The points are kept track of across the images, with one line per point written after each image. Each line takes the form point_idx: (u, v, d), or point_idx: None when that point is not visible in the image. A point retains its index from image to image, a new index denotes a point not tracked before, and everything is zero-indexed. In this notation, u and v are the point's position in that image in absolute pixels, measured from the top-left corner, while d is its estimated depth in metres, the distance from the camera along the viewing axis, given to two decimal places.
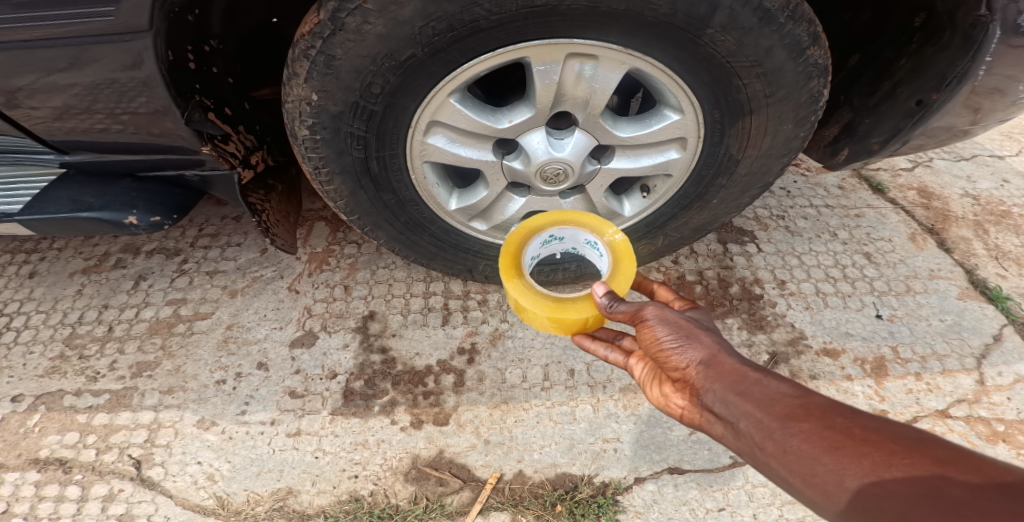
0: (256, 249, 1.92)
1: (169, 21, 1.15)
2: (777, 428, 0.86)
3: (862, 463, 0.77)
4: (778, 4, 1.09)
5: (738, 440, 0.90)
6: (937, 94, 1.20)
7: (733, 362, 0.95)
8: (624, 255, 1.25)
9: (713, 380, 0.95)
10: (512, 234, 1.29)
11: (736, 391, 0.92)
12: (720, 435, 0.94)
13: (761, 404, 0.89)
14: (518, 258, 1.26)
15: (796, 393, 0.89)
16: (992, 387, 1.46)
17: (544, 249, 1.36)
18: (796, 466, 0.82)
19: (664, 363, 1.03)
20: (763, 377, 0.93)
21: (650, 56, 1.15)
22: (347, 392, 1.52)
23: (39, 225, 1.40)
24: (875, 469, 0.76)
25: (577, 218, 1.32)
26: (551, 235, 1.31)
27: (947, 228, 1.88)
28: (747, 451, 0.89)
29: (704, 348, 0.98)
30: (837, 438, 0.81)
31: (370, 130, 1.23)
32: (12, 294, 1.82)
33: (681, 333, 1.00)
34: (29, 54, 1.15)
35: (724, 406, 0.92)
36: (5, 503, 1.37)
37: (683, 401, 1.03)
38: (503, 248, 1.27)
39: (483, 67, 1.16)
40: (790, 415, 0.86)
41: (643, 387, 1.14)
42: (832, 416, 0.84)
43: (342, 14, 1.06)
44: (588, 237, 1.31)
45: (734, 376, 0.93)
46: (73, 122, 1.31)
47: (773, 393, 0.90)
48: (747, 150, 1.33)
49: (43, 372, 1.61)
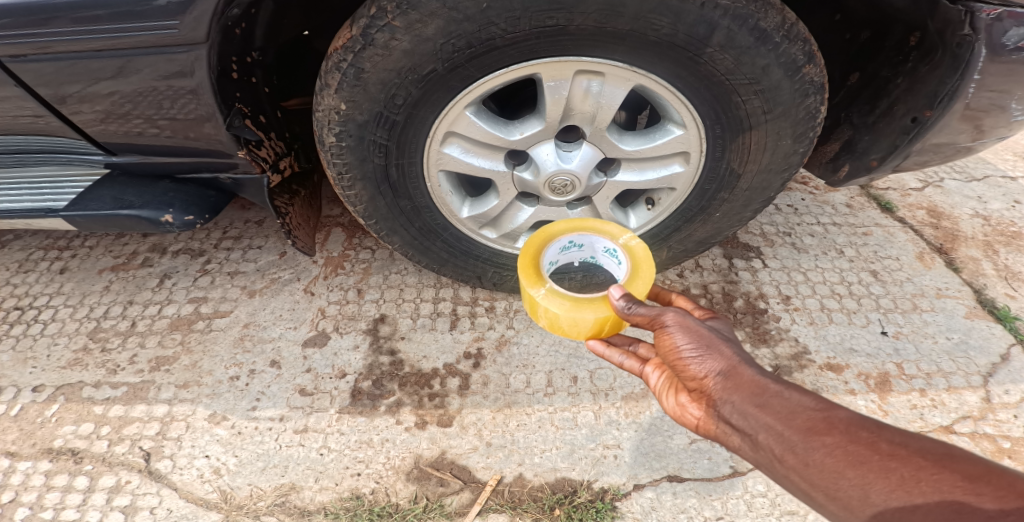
0: (276, 253, 1.99)
1: (221, 33, 1.24)
2: (799, 441, 0.85)
3: (888, 478, 0.76)
4: (772, 25, 1.14)
5: (757, 452, 0.90)
6: (929, 112, 1.26)
7: (752, 374, 0.95)
8: (640, 261, 1.28)
9: (731, 392, 0.95)
10: (533, 238, 1.35)
11: (756, 404, 0.91)
12: (737, 447, 0.94)
13: (782, 417, 0.88)
14: (537, 261, 1.31)
15: (819, 406, 0.88)
16: (998, 404, 1.45)
17: (562, 256, 1.41)
18: (818, 480, 0.81)
19: (681, 372, 1.03)
20: (783, 389, 0.92)
21: (653, 73, 1.21)
22: (355, 392, 1.56)
23: (82, 221, 1.50)
24: (902, 485, 0.75)
25: (596, 226, 1.38)
26: (570, 241, 1.36)
27: (956, 247, 1.89)
28: (766, 464, 0.89)
29: (724, 359, 0.98)
30: (862, 452, 0.80)
31: (391, 139, 1.30)
32: (43, 288, 1.91)
33: (701, 343, 1.00)
34: (84, 64, 1.26)
35: (743, 418, 0.92)
36: (15, 492, 1.40)
37: (699, 412, 1.03)
38: (524, 251, 1.32)
39: (498, 82, 1.23)
40: (812, 428, 0.85)
41: (659, 395, 1.15)
42: (857, 431, 0.83)
43: (372, 31, 1.14)
44: (605, 245, 1.35)
45: (753, 388, 0.93)
46: (115, 126, 1.41)
47: (795, 406, 0.89)
48: (747, 164, 1.37)
49: (66, 363, 1.68)
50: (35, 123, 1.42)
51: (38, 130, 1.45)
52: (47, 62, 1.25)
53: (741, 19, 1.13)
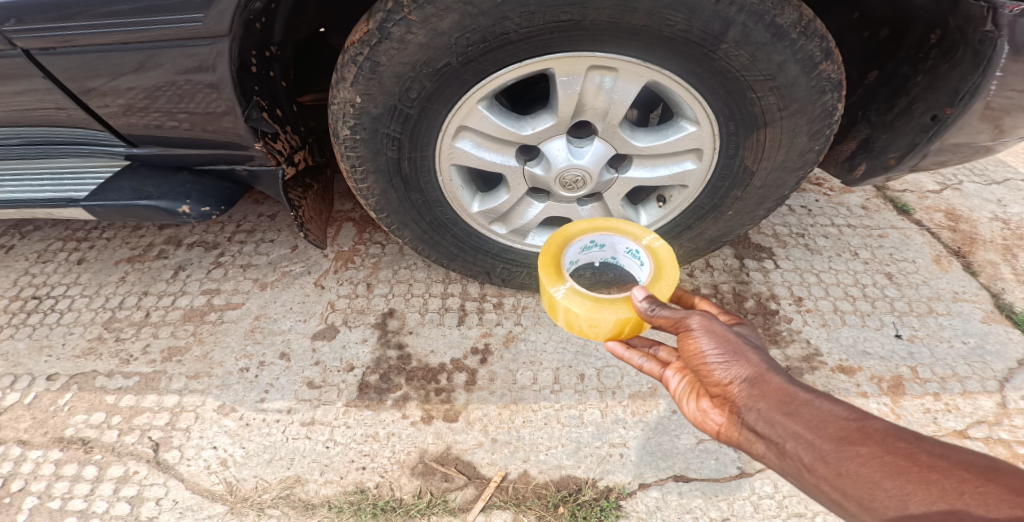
0: (288, 247, 2.01)
1: (242, 27, 1.25)
2: (831, 450, 0.83)
3: (929, 490, 0.74)
4: (789, 21, 1.14)
5: (783, 460, 0.88)
6: (949, 109, 1.25)
7: (780, 382, 0.93)
8: (664, 263, 1.27)
9: (757, 398, 0.93)
10: (554, 237, 1.35)
11: (784, 411, 0.90)
12: (760, 455, 0.92)
13: (811, 426, 0.87)
14: (558, 259, 1.31)
15: (852, 416, 0.86)
16: (1014, 409, 1.42)
17: (583, 255, 1.40)
18: (852, 490, 0.80)
19: (705, 377, 1.02)
20: (814, 398, 0.90)
21: (666, 69, 1.21)
22: (362, 386, 1.56)
23: (102, 211, 1.53)
24: (943, 497, 0.73)
25: (618, 226, 1.38)
26: (591, 240, 1.36)
27: (974, 251, 1.86)
28: (793, 472, 0.87)
29: (750, 365, 0.97)
30: (900, 463, 0.78)
31: (404, 132, 1.32)
32: (60, 278, 1.94)
33: (726, 349, 0.99)
34: (107, 58, 1.29)
35: (769, 426, 0.90)
36: (24, 480, 1.41)
37: (721, 418, 1.01)
38: (545, 250, 1.32)
39: (510, 76, 1.24)
40: (845, 437, 0.83)
41: (679, 400, 1.13)
42: (894, 441, 0.81)
43: (388, 25, 1.15)
44: (628, 245, 1.35)
45: (781, 396, 0.91)
46: (135, 119, 1.44)
47: (825, 415, 0.87)
48: (761, 162, 1.37)
49: (80, 353, 1.70)
50: (58, 116, 1.45)
51: (62, 123, 1.48)
52: (73, 55, 1.28)
53: (758, 15, 1.12)
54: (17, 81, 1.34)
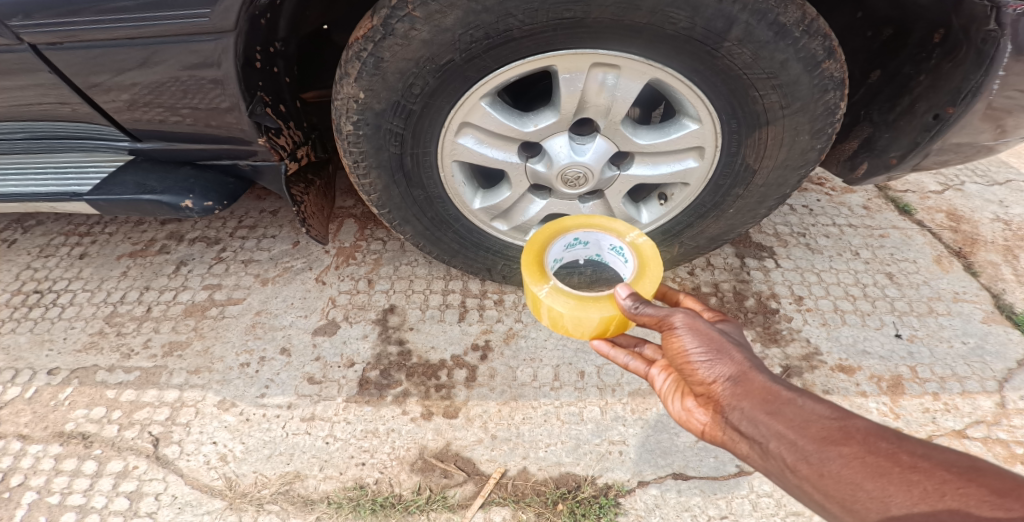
0: (290, 242, 2.02)
1: (248, 22, 1.26)
2: (814, 451, 0.83)
3: (911, 492, 0.74)
4: (792, 20, 1.15)
5: (766, 460, 0.88)
6: (951, 109, 1.25)
7: (763, 381, 0.94)
8: (648, 260, 1.27)
9: (741, 398, 0.93)
10: (538, 234, 1.35)
11: (767, 411, 0.90)
12: (744, 454, 0.92)
13: (794, 426, 0.87)
14: (541, 257, 1.30)
15: (835, 415, 0.87)
16: (1012, 409, 1.42)
17: (568, 253, 1.40)
18: (834, 490, 0.80)
19: (689, 376, 1.01)
20: (797, 397, 0.91)
21: (669, 67, 1.21)
22: (362, 381, 1.56)
23: (105, 205, 1.54)
24: (925, 498, 0.73)
25: (602, 223, 1.38)
26: (576, 238, 1.36)
27: (975, 252, 1.86)
28: (775, 472, 0.87)
29: (734, 364, 0.97)
30: (882, 464, 0.78)
31: (407, 128, 1.32)
32: (62, 273, 1.95)
33: (711, 348, 0.99)
34: (112, 54, 1.30)
35: (752, 426, 0.91)
36: (24, 475, 1.41)
37: (706, 417, 1.01)
38: (528, 247, 1.32)
39: (514, 73, 1.24)
40: (827, 437, 0.84)
41: (665, 399, 1.13)
42: (876, 441, 0.81)
43: (393, 21, 1.16)
44: (612, 242, 1.35)
45: (764, 395, 0.92)
46: (139, 114, 1.45)
47: (808, 414, 0.88)
48: (763, 160, 1.37)
49: (81, 347, 1.71)
50: (62, 110, 1.46)
51: (66, 117, 1.48)
52: (78, 50, 1.29)
53: (760, 14, 1.13)
54: (23, 75, 1.35)
